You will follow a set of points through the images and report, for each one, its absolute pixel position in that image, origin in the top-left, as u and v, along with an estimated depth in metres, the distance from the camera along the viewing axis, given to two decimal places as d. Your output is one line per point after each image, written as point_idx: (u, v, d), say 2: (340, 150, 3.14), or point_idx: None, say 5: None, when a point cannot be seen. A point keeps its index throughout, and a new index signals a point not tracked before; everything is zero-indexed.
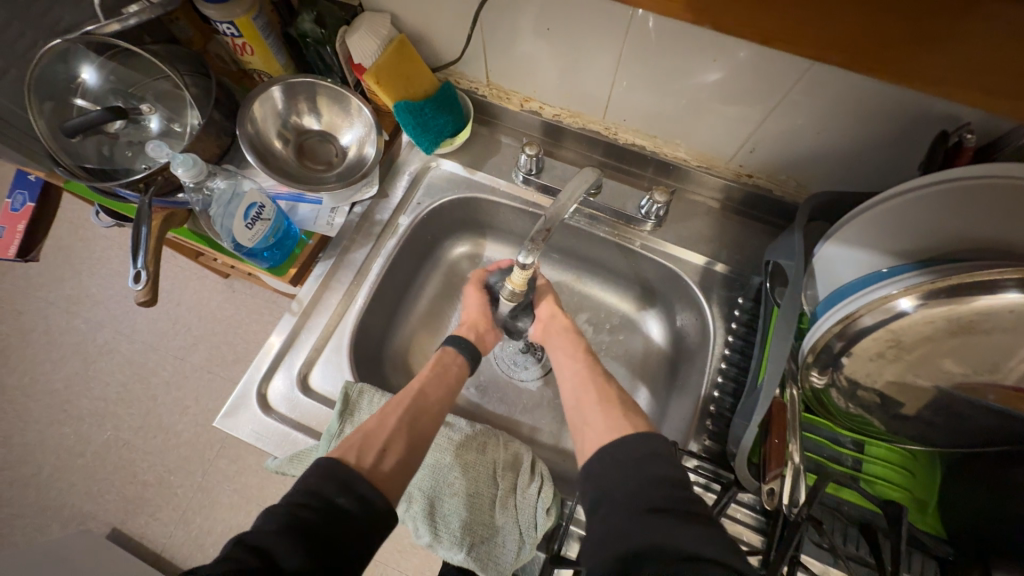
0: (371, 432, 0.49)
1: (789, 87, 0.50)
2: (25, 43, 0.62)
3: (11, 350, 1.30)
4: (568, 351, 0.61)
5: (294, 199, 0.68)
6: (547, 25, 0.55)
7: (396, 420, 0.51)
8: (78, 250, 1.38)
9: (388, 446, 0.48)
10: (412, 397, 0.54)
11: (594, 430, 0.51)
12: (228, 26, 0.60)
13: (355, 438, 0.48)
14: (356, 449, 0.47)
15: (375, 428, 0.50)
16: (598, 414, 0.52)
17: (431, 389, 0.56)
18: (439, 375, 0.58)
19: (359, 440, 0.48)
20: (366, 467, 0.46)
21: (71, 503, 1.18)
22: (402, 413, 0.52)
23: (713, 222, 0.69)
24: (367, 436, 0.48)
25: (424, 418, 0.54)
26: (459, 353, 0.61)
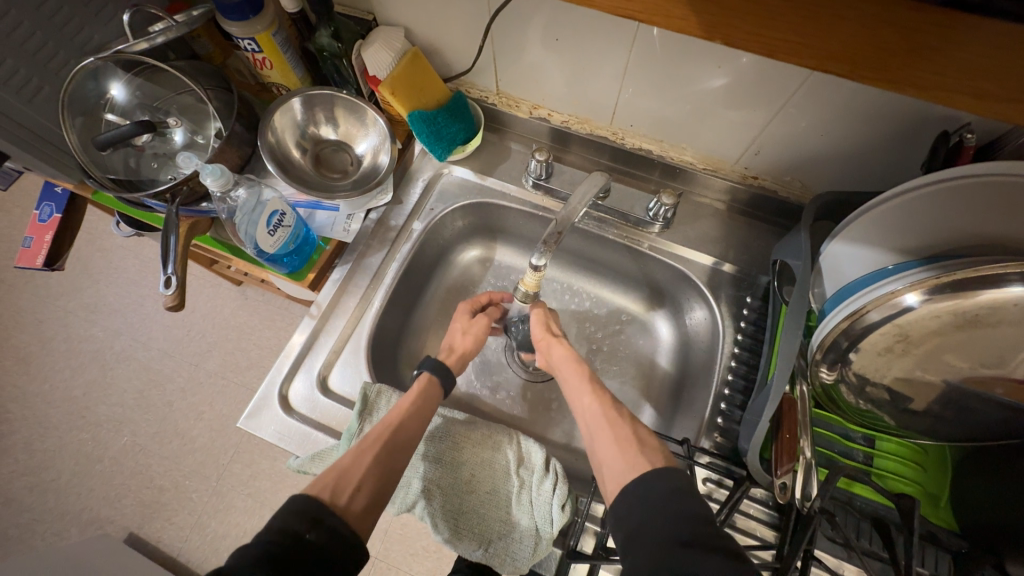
0: (346, 469, 0.49)
1: (793, 91, 0.51)
2: (59, 62, 0.65)
3: (31, 359, 1.33)
4: (565, 375, 0.61)
5: (311, 206, 0.71)
6: (555, 35, 0.57)
7: (372, 457, 0.50)
8: (96, 260, 1.41)
9: (363, 484, 0.48)
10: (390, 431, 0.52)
11: (612, 465, 0.50)
12: (249, 42, 0.63)
13: (329, 476, 0.48)
14: (330, 489, 0.47)
15: (349, 466, 0.49)
16: (614, 451, 0.51)
17: (409, 423, 0.54)
18: (419, 407, 0.56)
19: (334, 479, 0.48)
20: (342, 507, 0.46)
21: (89, 508, 1.20)
22: (378, 449, 0.51)
23: (719, 224, 0.70)
24: (342, 475, 0.48)
25: (401, 450, 0.53)
26: (438, 381, 0.60)
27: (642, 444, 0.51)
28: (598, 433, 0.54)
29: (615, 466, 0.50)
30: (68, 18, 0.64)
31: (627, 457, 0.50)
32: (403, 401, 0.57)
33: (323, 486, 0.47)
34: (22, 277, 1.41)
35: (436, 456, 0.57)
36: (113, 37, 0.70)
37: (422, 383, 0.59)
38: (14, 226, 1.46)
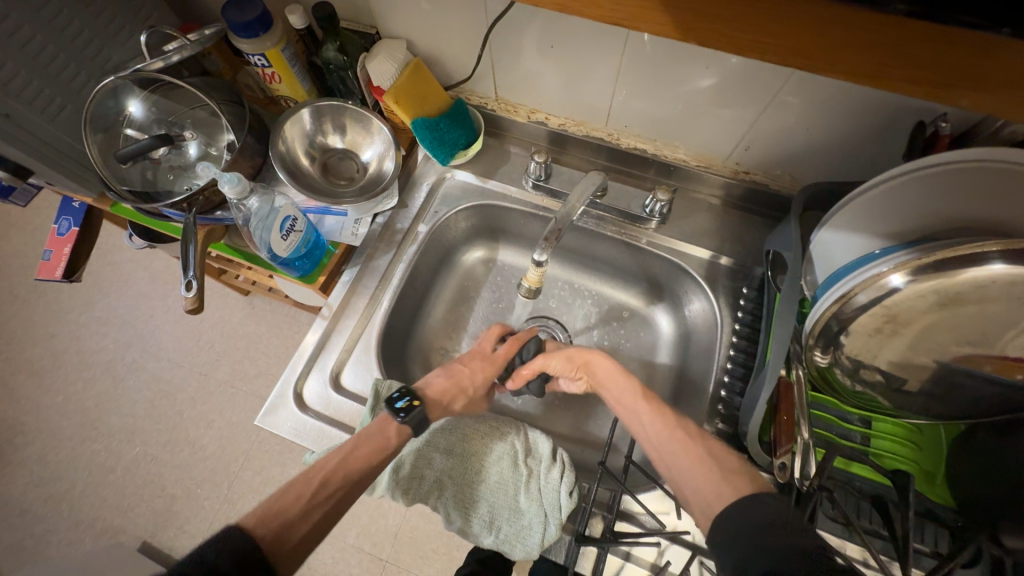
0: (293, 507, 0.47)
1: (778, 88, 0.54)
2: (80, 81, 0.68)
3: (44, 372, 1.36)
4: (620, 397, 0.60)
5: (321, 212, 0.74)
6: (550, 43, 0.60)
7: (312, 502, 0.48)
8: (106, 274, 1.45)
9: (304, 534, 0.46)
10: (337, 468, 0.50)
11: (699, 493, 0.48)
12: (259, 58, 0.66)
13: (270, 520, 0.45)
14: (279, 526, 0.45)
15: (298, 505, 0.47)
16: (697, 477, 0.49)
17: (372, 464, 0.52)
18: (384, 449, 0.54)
19: (271, 522, 0.45)
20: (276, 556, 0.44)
21: (102, 518, 1.22)
22: (324, 494, 0.49)
23: (714, 218, 0.73)
24: (284, 521, 0.46)
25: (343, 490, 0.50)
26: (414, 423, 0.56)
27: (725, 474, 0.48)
28: (680, 459, 0.51)
29: (704, 492, 0.48)
30: (88, 40, 0.68)
31: (715, 489, 0.47)
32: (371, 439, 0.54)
33: (256, 526, 0.45)
34: (34, 291, 1.44)
35: (448, 448, 0.60)
36: (130, 57, 0.74)
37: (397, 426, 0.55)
38: (27, 243, 1.50)
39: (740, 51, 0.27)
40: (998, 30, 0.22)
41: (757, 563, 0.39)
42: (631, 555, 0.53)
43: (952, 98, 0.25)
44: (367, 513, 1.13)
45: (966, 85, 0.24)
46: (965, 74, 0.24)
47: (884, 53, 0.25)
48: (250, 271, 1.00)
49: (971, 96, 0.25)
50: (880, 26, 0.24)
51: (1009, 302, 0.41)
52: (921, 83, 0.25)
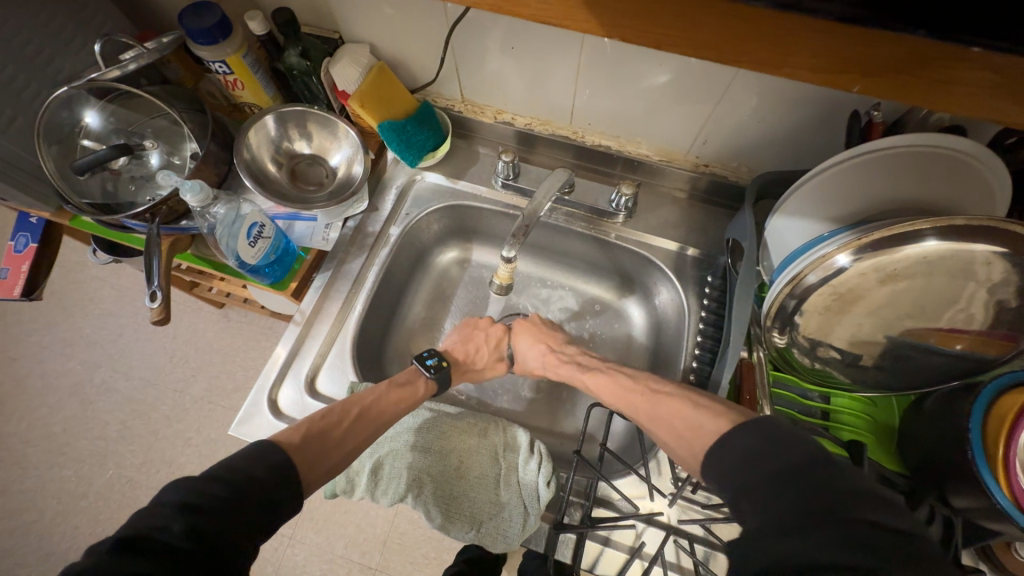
0: (324, 428, 0.51)
1: (727, 84, 0.56)
2: (30, 91, 0.66)
3: (6, 398, 1.30)
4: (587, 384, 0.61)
5: (290, 218, 0.72)
6: (512, 43, 0.62)
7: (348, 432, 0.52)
8: (70, 293, 1.40)
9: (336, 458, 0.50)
10: (368, 406, 0.55)
11: (680, 448, 0.47)
12: (220, 64, 0.66)
13: (309, 442, 0.49)
14: (306, 436, 0.49)
15: (331, 433, 0.51)
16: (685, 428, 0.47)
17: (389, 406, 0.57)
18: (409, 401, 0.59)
19: (312, 447, 0.49)
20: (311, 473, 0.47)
21: (74, 546, 1.17)
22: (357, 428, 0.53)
23: (679, 211, 0.75)
24: (321, 445, 0.49)
25: (370, 425, 0.55)
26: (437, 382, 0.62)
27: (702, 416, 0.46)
28: (655, 422, 0.51)
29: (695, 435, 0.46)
30: (38, 50, 0.66)
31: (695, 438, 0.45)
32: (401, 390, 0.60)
33: (299, 443, 0.48)
34: None
35: (426, 446, 0.60)
36: (83, 67, 0.72)
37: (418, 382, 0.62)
38: None
39: (662, 46, 0.28)
40: (913, 30, 0.24)
41: (755, 496, 0.37)
42: (610, 540, 0.55)
43: (849, 82, 0.27)
44: (354, 522, 1.12)
45: (861, 71, 0.27)
46: (863, 62, 0.26)
47: (791, 44, 0.26)
48: (220, 283, 0.98)
49: (863, 81, 0.27)
50: (789, 22, 0.25)
51: (942, 277, 0.44)
52: (821, 70, 0.27)
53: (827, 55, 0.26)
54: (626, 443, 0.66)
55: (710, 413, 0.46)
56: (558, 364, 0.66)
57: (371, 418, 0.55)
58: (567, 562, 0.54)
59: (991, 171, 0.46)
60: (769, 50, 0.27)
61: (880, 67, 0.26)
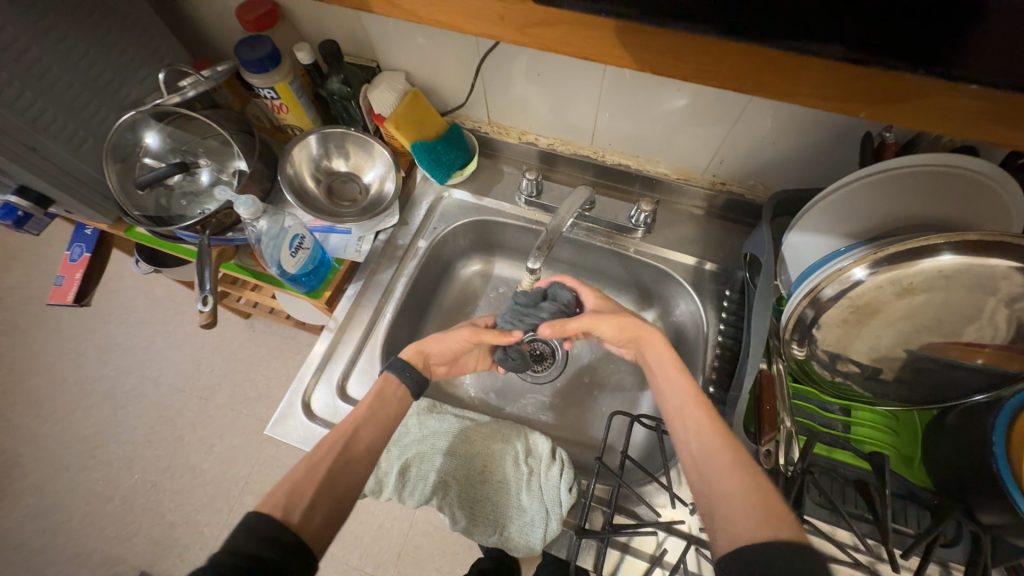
0: (297, 484, 0.49)
1: (744, 108, 0.59)
2: (100, 115, 0.73)
3: (46, 403, 1.36)
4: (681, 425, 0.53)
5: (326, 230, 0.77)
6: (538, 71, 0.66)
7: (325, 470, 0.51)
8: (108, 302, 1.47)
9: (319, 501, 0.49)
10: (345, 441, 0.53)
11: (729, 519, 0.44)
12: (269, 90, 0.72)
13: (283, 491, 0.48)
14: (284, 504, 0.47)
15: (308, 482, 0.49)
16: (741, 493, 0.45)
17: (360, 423, 0.56)
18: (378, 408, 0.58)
19: (288, 493, 0.48)
20: (296, 522, 0.46)
21: (100, 549, 1.21)
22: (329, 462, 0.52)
23: (697, 227, 0.77)
24: (295, 488, 0.49)
25: (354, 462, 0.53)
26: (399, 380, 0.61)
27: (773, 510, 0.43)
28: (718, 485, 0.47)
29: (738, 510, 0.44)
30: (110, 79, 0.73)
31: (754, 525, 0.42)
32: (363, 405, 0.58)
33: (282, 509, 0.46)
34: (35, 322, 1.46)
35: (451, 450, 0.63)
36: (146, 92, 0.79)
37: (380, 390, 0.59)
38: (29, 273, 1.53)
39: (687, 79, 0.32)
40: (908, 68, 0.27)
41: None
42: (630, 546, 0.56)
43: (853, 109, 0.30)
44: (370, 533, 1.13)
45: (865, 100, 0.29)
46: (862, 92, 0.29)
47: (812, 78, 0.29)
48: (252, 292, 1.04)
49: (867, 107, 0.30)
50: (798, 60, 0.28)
51: (960, 292, 0.45)
52: (831, 99, 0.30)
53: (829, 87, 0.29)
54: (647, 452, 0.67)
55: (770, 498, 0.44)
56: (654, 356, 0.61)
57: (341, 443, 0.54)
58: (589, 568, 0.55)
59: (1005, 190, 0.47)
60: (782, 82, 0.30)
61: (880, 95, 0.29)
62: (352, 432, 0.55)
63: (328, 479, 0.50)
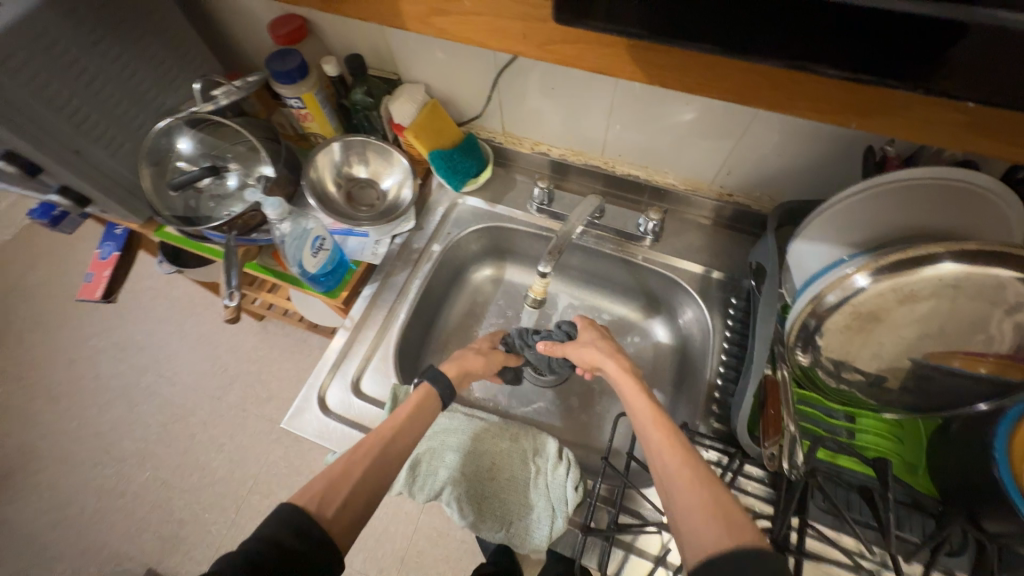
0: (332, 479, 0.50)
1: (749, 121, 0.62)
2: (138, 121, 0.78)
3: (66, 396, 1.40)
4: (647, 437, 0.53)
5: (344, 233, 0.80)
6: (550, 85, 0.69)
7: (361, 471, 0.52)
8: (127, 302, 1.52)
9: (350, 500, 0.50)
10: (382, 444, 0.55)
11: (694, 536, 0.44)
12: (296, 100, 0.76)
13: (320, 484, 0.50)
14: (319, 498, 0.49)
15: (341, 479, 0.51)
16: (696, 511, 0.45)
17: (400, 428, 0.57)
18: (416, 415, 0.59)
19: (324, 489, 0.50)
20: (329, 518, 0.48)
21: (110, 544, 1.23)
22: (366, 463, 0.53)
23: (704, 236, 0.79)
24: (331, 485, 0.50)
25: (392, 464, 0.55)
26: (437, 393, 0.63)
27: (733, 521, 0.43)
28: (680, 497, 0.47)
29: (695, 529, 0.44)
30: (149, 87, 0.78)
31: (715, 537, 0.42)
32: (403, 409, 0.59)
33: (317, 503, 0.48)
34: (58, 319, 1.51)
35: (461, 446, 0.64)
36: (181, 100, 0.84)
37: (420, 396, 0.61)
38: (57, 270, 1.59)
39: (695, 91, 0.35)
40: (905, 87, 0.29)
41: None
42: (634, 546, 0.57)
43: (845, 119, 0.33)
44: (375, 536, 1.14)
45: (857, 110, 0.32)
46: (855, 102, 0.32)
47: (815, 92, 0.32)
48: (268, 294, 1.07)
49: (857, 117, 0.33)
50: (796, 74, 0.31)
51: (966, 299, 0.46)
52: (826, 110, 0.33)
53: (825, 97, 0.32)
54: None
55: (728, 515, 0.44)
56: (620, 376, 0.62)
57: (379, 444, 0.55)
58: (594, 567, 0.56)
59: (1006, 203, 0.49)
60: (781, 94, 0.33)
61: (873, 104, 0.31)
62: (391, 435, 0.56)
63: (361, 481, 0.51)
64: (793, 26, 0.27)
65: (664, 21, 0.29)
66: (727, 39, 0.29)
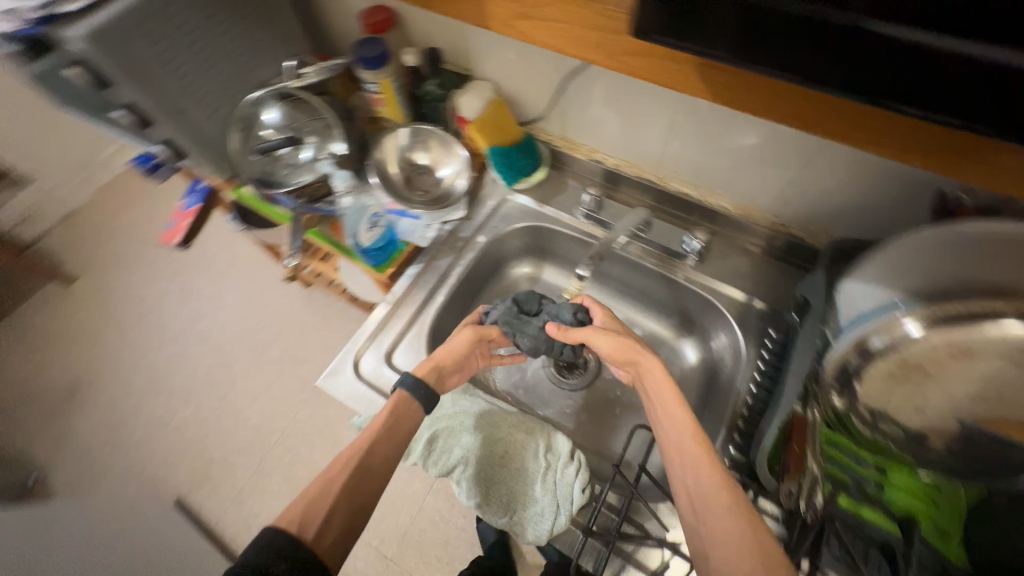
0: (312, 501, 0.53)
1: (814, 153, 0.60)
2: (234, 90, 0.86)
3: (134, 327, 1.56)
4: (677, 465, 0.55)
5: (398, 214, 0.83)
6: (615, 96, 0.71)
7: (340, 486, 0.55)
8: (196, 252, 1.67)
9: (332, 518, 0.53)
10: (357, 460, 0.57)
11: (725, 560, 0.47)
12: (374, 85, 0.81)
13: (300, 507, 0.53)
14: (300, 523, 0.51)
15: (319, 498, 0.54)
16: (729, 534, 0.48)
17: (377, 443, 0.60)
18: (392, 425, 0.61)
19: (303, 510, 0.52)
20: (311, 538, 0.50)
21: (148, 468, 1.35)
22: (342, 482, 0.55)
23: (750, 263, 0.78)
24: (310, 507, 0.53)
25: (370, 478, 0.57)
26: (411, 398, 0.64)
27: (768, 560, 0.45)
28: (716, 519, 0.49)
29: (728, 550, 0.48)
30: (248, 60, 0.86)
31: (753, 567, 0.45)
32: (377, 420, 0.62)
33: (300, 524, 0.51)
34: (136, 259, 1.68)
35: (476, 430, 0.67)
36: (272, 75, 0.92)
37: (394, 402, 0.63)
38: (142, 216, 1.77)
39: (757, 110, 0.37)
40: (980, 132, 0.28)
41: None
42: (633, 557, 0.57)
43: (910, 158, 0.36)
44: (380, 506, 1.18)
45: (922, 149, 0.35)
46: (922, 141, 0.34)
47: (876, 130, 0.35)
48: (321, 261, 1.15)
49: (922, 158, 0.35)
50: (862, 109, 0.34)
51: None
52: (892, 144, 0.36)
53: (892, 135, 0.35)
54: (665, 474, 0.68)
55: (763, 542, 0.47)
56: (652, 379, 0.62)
57: (354, 460, 0.58)
58: (589, 570, 0.57)
59: None
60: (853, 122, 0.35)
61: (935, 146, 0.34)
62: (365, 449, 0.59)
63: (338, 500, 0.54)
64: (876, 65, 0.28)
65: (747, 46, 0.31)
66: (808, 69, 0.30)
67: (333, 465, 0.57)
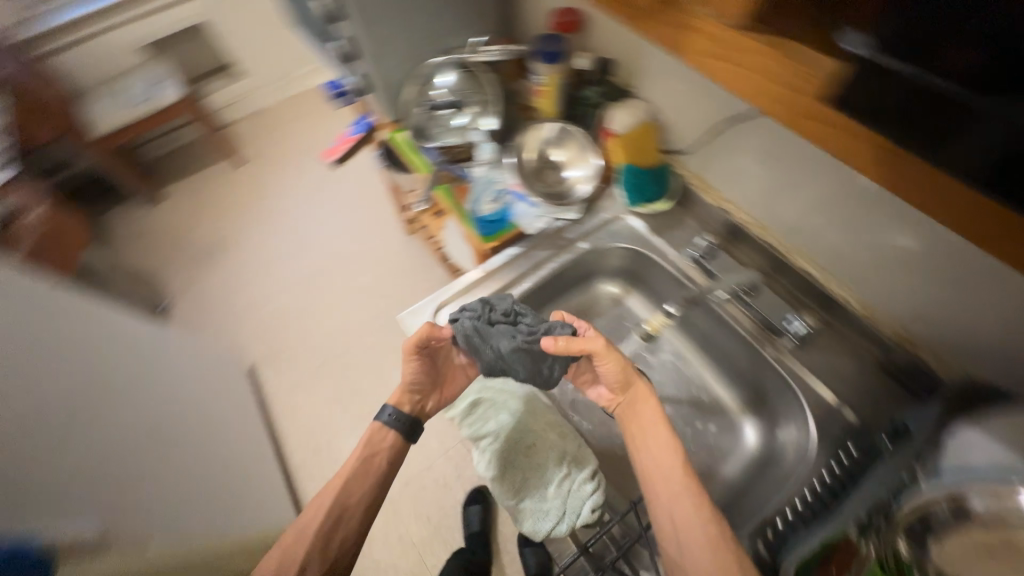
0: (294, 541, 0.62)
1: (981, 276, 0.54)
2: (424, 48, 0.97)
3: (273, 217, 1.85)
4: (661, 493, 0.57)
5: (518, 197, 0.90)
6: (770, 151, 0.69)
7: (309, 535, 0.62)
8: (337, 176, 1.92)
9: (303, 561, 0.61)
10: (332, 504, 0.64)
11: None
12: (541, 76, 0.88)
13: (282, 550, 0.63)
14: (281, 564, 0.61)
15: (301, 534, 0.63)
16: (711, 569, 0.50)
17: (349, 490, 0.66)
18: (363, 471, 0.68)
19: (286, 551, 0.62)
20: None
21: (240, 334, 1.59)
22: (309, 533, 0.63)
23: (856, 369, 0.70)
24: (292, 546, 0.62)
25: (345, 521, 0.64)
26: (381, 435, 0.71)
27: None
28: (697, 553, 0.52)
29: None
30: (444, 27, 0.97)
31: None
32: (351, 464, 0.68)
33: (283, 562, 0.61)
34: (292, 165, 1.97)
35: (517, 416, 0.77)
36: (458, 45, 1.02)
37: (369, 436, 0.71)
38: (309, 132, 2.07)
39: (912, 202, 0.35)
40: None
41: None
42: None
43: None
44: None
45: None
46: None
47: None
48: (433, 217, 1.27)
49: None
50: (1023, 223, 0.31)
51: None
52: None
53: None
54: None
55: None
56: (646, 410, 0.65)
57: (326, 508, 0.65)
58: None
59: None
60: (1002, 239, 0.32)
61: None
62: (339, 496, 0.66)
63: (305, 549, 0.62)
64: None
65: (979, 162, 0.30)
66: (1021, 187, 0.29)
67: (318, 502, 0.65)
